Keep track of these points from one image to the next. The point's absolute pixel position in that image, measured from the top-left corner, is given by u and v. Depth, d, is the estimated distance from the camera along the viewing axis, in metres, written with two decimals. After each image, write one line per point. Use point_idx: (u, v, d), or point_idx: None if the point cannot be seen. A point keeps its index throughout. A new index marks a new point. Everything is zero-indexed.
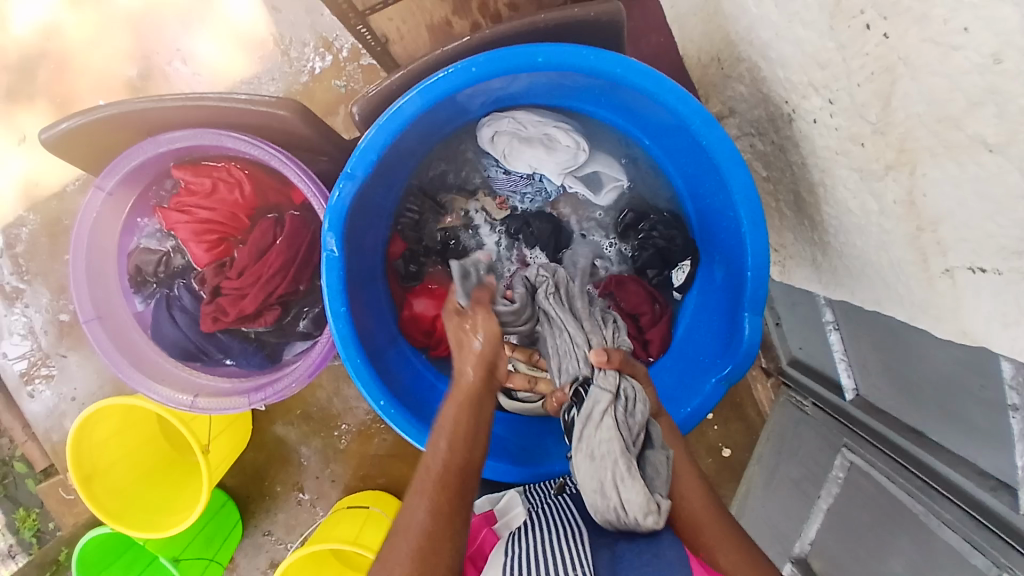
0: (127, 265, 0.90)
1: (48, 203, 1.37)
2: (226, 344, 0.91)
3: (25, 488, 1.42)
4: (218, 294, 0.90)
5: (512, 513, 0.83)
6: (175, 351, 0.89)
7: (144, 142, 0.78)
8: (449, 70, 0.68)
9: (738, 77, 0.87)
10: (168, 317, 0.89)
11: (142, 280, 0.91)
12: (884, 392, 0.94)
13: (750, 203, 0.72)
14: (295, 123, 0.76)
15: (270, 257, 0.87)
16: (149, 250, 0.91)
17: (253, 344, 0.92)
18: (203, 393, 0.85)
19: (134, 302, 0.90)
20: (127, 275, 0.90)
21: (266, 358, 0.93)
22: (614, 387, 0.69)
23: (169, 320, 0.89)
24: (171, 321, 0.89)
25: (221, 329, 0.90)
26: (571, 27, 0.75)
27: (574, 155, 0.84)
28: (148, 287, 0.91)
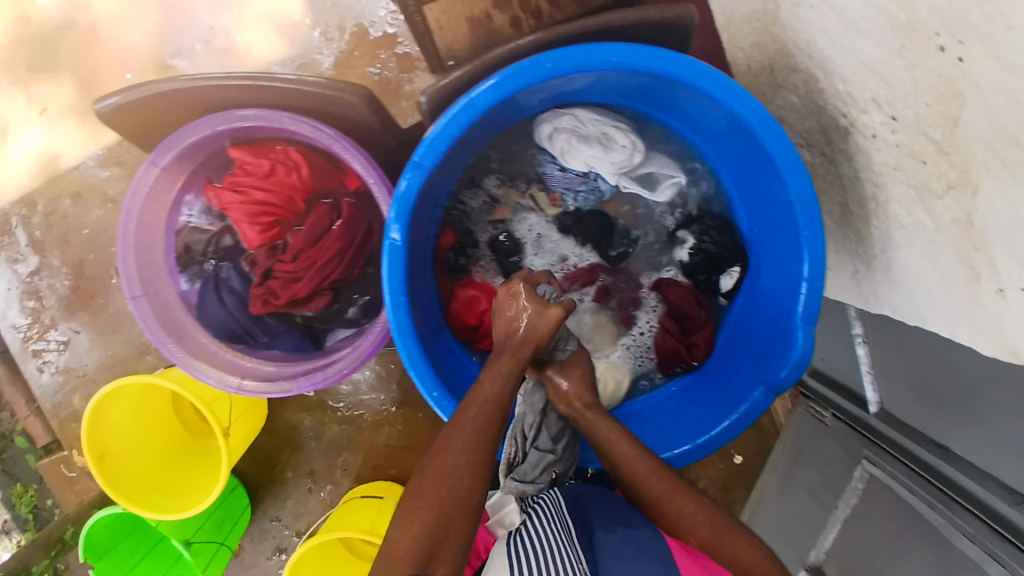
0: (176, 243, 0.88)
1: (67, 175, 1.34)
2: (273, 329, 0.89)
3: (25, 463, 1.41)
4: (268, 276, 0.89)
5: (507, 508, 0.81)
6: (218, 331, 0.87)
7: (204, 119, 0.76)
8: (523, 64, 0.68)
9: (791, 87, 0.88)
10: (216, 297, 0.87)
11: (187, 260, 0.89)
12: (909, 405, 0.96)
13: (809, 212, 0.70)
14: (357, 108, 0.75)
15: (326, 242, 0.86)
16: (198, 229, 0.89)
17: (297, 326, 0.91)
18: (250, 375, 0.83)
19: (179, 281, 0.89)
20: (174, 253, 0.89)
21: (309, 343, 0.90)
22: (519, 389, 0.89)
23: (216, 300, 0.87)
24: (219, 301, 0.87)
25: (270, 313, 0.89)
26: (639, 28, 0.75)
27: (629, 156, 0.82)
28: (194, 266, 0.90)
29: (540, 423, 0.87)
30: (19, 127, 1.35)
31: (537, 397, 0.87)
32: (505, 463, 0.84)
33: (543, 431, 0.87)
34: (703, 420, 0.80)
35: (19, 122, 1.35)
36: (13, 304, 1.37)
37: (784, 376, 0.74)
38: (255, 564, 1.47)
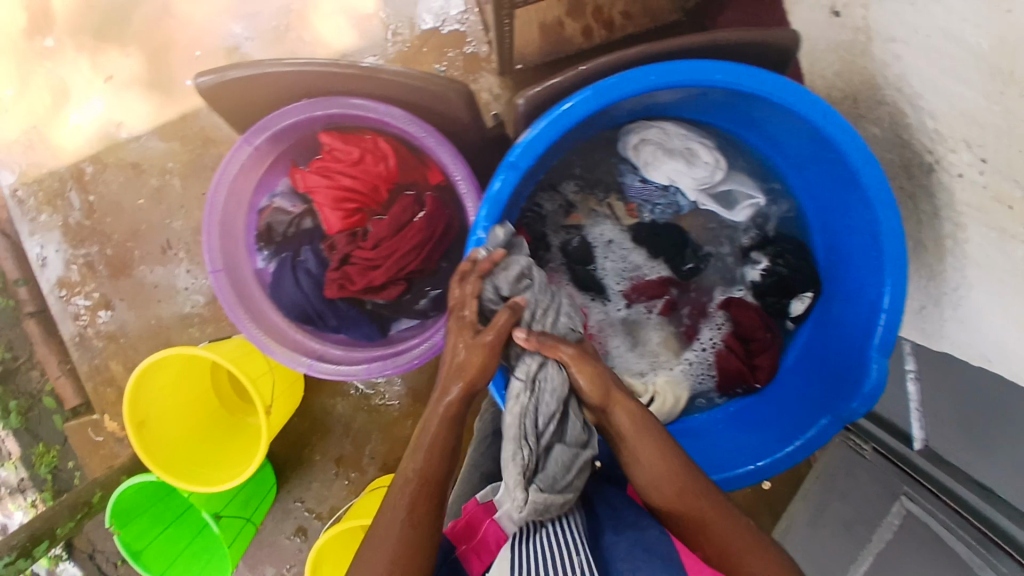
0: (257, 222, 0.90)
1: (127, 144, 1.35)
2: (344, 314, 0.90)
3: (51, 423, 1.44)
4: (345, 262, 0.89)
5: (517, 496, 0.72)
6: (290, 311, 0.89)
7: (301, 104, 0.77)
8: (628, 75, 0.69)
9: (874, 119, 0.88)
10: (292, 278, 0.88)
11: (266, 239, 0.90)
12: (954, 443, 0.97)
13: (895, 246, 0.71)
14: (453, 103, 0.76)
15: (409, 233, 0.87)
16: (281, 210, 0.90)
17: (366, 312, 0.91)
18: (321, 357, 0.84)
19: (255, 259, 0.90)
20: (254, 231, 0.90)
21: (376, 331, 0.90)
22: (529, 376, 0.71)
23: (293, 280, 0.88)
24: (295, 282, 0.88)
25: (344, 297, 0.89)
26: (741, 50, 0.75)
27: (712, 173, 0.83)
28: (271, 246, 0.91)
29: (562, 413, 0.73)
30: (84, 93, 1.36)
31: (558, 378, 0.72)
32: (522, 472, 0.65)
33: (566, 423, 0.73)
34: (764, 445, 0.80)
35: (83, 88, 1.36)
36: (61, 265, 1.39)
37: (855, 406, 0.74)
38: (274, 542, 1.48)
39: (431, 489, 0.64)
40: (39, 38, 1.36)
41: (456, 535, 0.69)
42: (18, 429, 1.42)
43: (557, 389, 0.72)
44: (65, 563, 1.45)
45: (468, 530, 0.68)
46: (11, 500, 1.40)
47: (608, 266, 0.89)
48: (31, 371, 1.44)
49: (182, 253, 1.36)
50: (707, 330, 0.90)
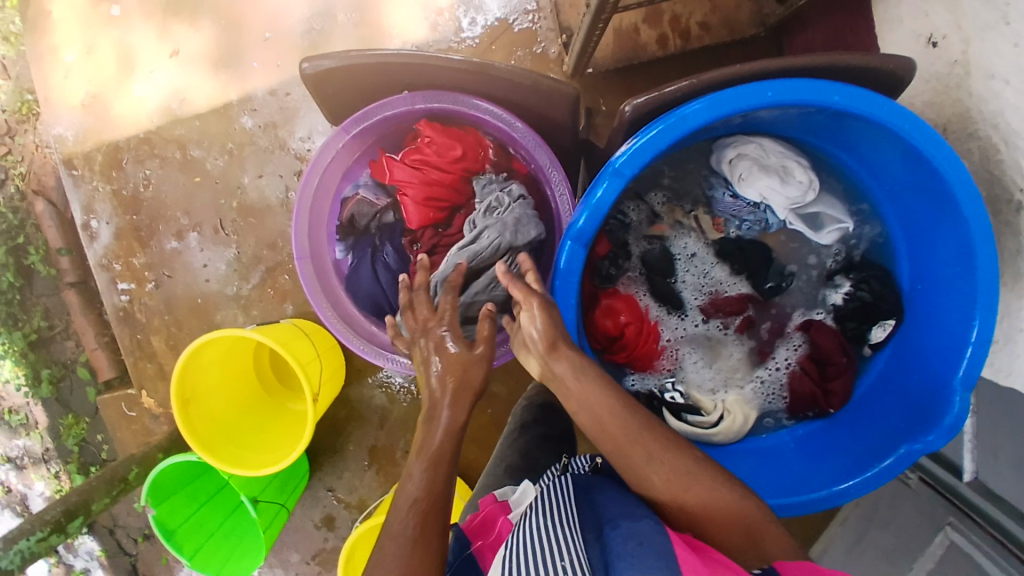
0: (340, 211, 0.89)
1: (189, 121, 1.35)
2: None
3: (84, 395, 1.47)
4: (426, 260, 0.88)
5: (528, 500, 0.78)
6: (365, 304, 0.88)
7: (401, 97, 0.78)
8: (745, 89, 0.69)
9: (962, 152, 0.88)
10: (371, 271, 0.87)
11: (348, 229, 0.90)
12: (1009, 481, 0.96)
13: (992, 280, 0.71)
14: (556, 106, 0.76)
15: None
16: (365, 201, 0.88)
17: None
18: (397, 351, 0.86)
19: (335, 248, 0.90)
20: (337, 220, 0.90)
21: None
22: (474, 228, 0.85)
23: (371, 273, 0.87)
24: (373, 275, 0.87)
25: None
26: (853, 73, 0.74)
27: (804, 192, 0.82)
28: (351, 237, 0.90)
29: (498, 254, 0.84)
30: (150, 65, 1.37)
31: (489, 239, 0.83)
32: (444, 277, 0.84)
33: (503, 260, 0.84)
34: (832, 471, 0.80)
35: (149, 62, 1.37)
36: (111, 236, 1.39)
37: (931, 438, 0.74)
38: (301, 529, 1.48)
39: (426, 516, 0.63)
40: (110, 8, 1.37)
41: (471, 531, 0.77)
42: (49, 399, 1.46)
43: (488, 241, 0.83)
44: (85, 537, 1.46)
45: (484, 527, 0.76)
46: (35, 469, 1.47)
47: (686, 277, 0.89)
48: (66, 341, 1.47)
49: (234, 233, 1.35)
50: (783, 350, 0.89)
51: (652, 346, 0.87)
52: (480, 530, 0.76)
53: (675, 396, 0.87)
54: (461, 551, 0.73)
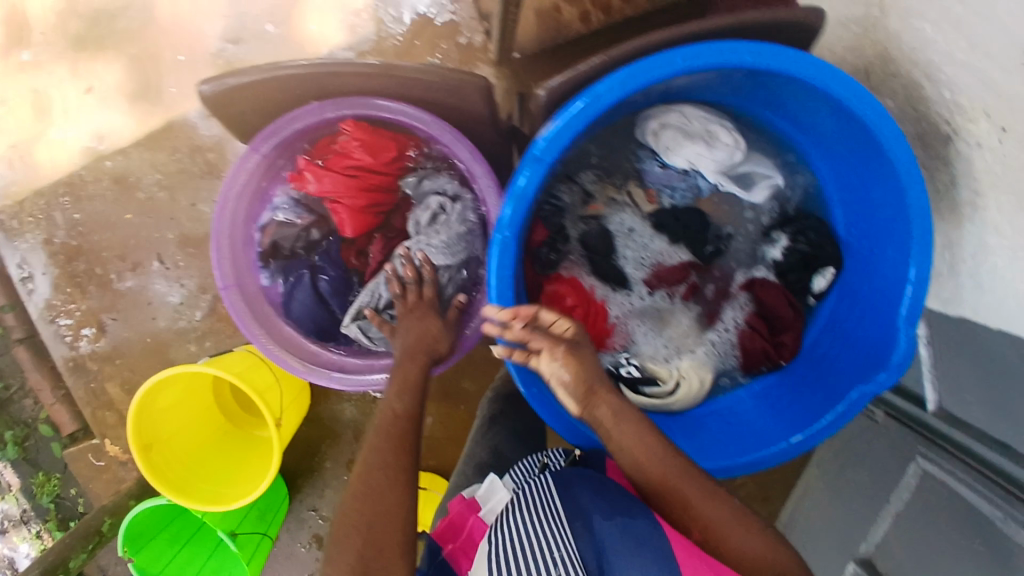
0: (261, 237, 0.85)
1: (115, 157, 1.30)
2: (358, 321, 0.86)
3: (50, 451, 1.40)
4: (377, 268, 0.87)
5: (498, 498, 0.79)
6: (310, 327, 0.86)
7: (311, 105, 0.75)
8: (653, 59, 0.67)
9: (887, 91, 0.87)
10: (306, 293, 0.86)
11: (271, 255, 0.86)
12: (972, 408, 0.98)
13: (923, 218, 0.70)
14: (473, 99, 0.74)
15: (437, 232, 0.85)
16: (286, 224, 0.86)
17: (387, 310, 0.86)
18: (343, 367, 0.82)
19: (261, 276, 0.85)
20: (258, 248, 0.85)
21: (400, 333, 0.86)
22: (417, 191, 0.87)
23: (307, 294, 0.86)
24: (310, 296, 0.86)
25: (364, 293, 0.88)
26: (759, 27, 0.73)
27: (732, 153, 0.81)
28: (277, 262, 0.86)
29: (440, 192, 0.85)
30: (65, 106, 1.31)
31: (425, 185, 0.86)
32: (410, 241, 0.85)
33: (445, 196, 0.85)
34: (792, 425, 0.80)
35: (65, 102, 1.31)
36: (51, 284, 1.34)
37: (882, 379, 0.74)
38: (290, 554, 1.45)
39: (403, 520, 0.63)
40: (14, 49, 1.30)
41: (440, 534, 0.75)
42: (18, 460, 1.40)
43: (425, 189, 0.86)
44: None
45: (452, 529, 0.76)
46: (16, 532, 1.40)
47: (629, 247, 0.87)
48: (25, 399, 1.38)
49: (178, 266, 1.31)
50: (729, 311, 0.89)
51: (600, 327, 0.86)
52: (449, 533, 0.75)
53: (631, 370, 0.86)
54: (433, 558, 0.73)
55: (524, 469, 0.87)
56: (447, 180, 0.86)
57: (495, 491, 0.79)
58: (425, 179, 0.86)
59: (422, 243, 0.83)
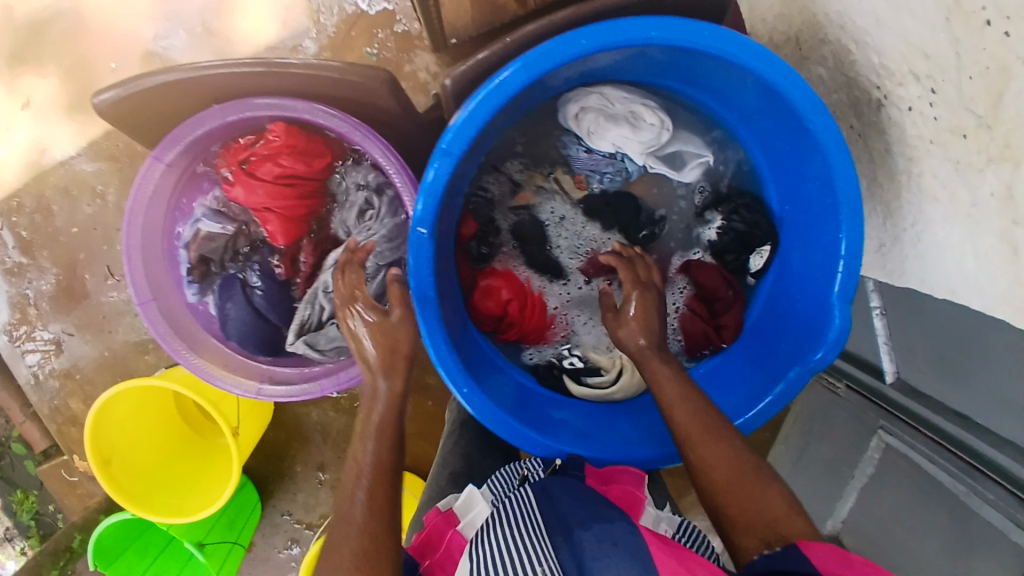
0: (184, 251, 0.82)
1: (57, 172, 1.27)
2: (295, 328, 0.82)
3: (24, 470, 1.41)
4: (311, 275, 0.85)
5: (475, 510, 0.73)
6: (254, 342, 0.82)
7: (210, 109, 0.72)
8: (556, 41, 0.64)
9: (819, 60, 0.85)
10: (237, 304, 0.82)
11: (202, 270, 0.82)
12: (927, 376, 0.97)
13: (850, 190, 0.69)
14: (383, 95, 0.71)
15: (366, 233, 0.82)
16: (210, 236, 0.82)
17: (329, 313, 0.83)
18: (271, 379, 0.80)
19: (187, 293, 0.82)
20: (184, 264, 0.82)
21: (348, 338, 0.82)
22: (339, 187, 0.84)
23: (238, 307, 0.82)
24: (240, 307, 0.82)
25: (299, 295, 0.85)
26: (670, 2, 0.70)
27: (658, 134, 0.81)
28: (205, 275, 0.83)
29: (359, 188, 0.83)
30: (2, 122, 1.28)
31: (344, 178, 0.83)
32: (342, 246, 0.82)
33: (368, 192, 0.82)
34: (735, 405, 0.79)
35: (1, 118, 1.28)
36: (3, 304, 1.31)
37: (821, 357, 0.72)
38: (268, 558, 1.45)
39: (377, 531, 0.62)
40: None
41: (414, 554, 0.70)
42: None
43: (347, 185, 0.83)
44: None
45: (428, 545, 0.70)
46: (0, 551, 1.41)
47: (561, 236, 0.87)
48: None
49: None
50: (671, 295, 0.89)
51: (538, 321, 0.87)
52: (425, 551, 0.70)
53: (574, 362, 0.89)
54: None
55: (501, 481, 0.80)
56: (368, 172, 0.82)
57: (473, 503, 0.74)
58: (345, 175, 0.83)
59: (363, 249, 0.80)
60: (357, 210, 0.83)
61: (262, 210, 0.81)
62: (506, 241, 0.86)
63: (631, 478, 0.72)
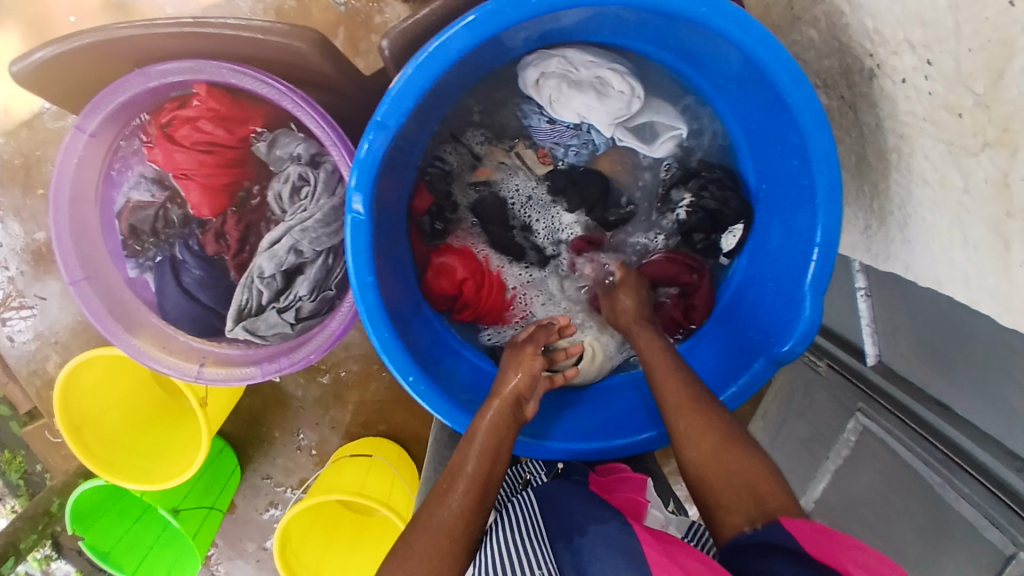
0: (117, 224, 0.79)
1: (15, 130, 1.20)
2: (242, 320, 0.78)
3: (9, 430, 1.37)
4: (243, 245, 0.81)
5: None
6: (189, 324, 0.80)
7: (132, 75, 0.67)
8: (503, 0, 0.57)
9: (811, 21, 0.77)
10: (174, 282, 0.80)
11: (134, 242, 0.80)
12: (912, 362, 0.92)
13: (829, 173, 0.63)
14: (313, 57, 0.67)
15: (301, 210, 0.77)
16: (141, 205, 0.79)
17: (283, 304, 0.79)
18: (210, 360, 0.78)
19: (125, 267, 0.80)
20: (117, 236, 0.79)
21: (291, 322, 0.78)
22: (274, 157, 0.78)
23: (175, 284, 0.80)
24: (177, 285, 0.80)
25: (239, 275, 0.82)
26: None
27: (627, 103, 0.76)
28: (141, 250, 0.80)
29: (298, 160, 0.77)
30: None
31: (282, 147, 0.78)
32: (280, 224, 0.76)
33: (305, 165, 0.77)
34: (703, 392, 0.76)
35: None
36: None
37: (790, 348, 0.69)
38: (249, 519, 1.47)
39: (479, 493, 0.63)
40: None
41: None
42: None
43: (284, 154, 0.78)
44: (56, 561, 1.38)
45: None
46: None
47: (521, 212, 0.83)
48: None
49: None
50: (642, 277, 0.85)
51: (493, 302, 0.83)
52: None
53: None
54: None
55: (507, 482, 0.83)
56: (299, 144, 0.77)
57: None
58: (283, 145, 0.78)
59: (297, 235, 0.75)
60: (296, 186, 0.77)
61: (181, 175, 0.78)
62: (464, 216, 0.83)
63: (631, 486, 0.76)
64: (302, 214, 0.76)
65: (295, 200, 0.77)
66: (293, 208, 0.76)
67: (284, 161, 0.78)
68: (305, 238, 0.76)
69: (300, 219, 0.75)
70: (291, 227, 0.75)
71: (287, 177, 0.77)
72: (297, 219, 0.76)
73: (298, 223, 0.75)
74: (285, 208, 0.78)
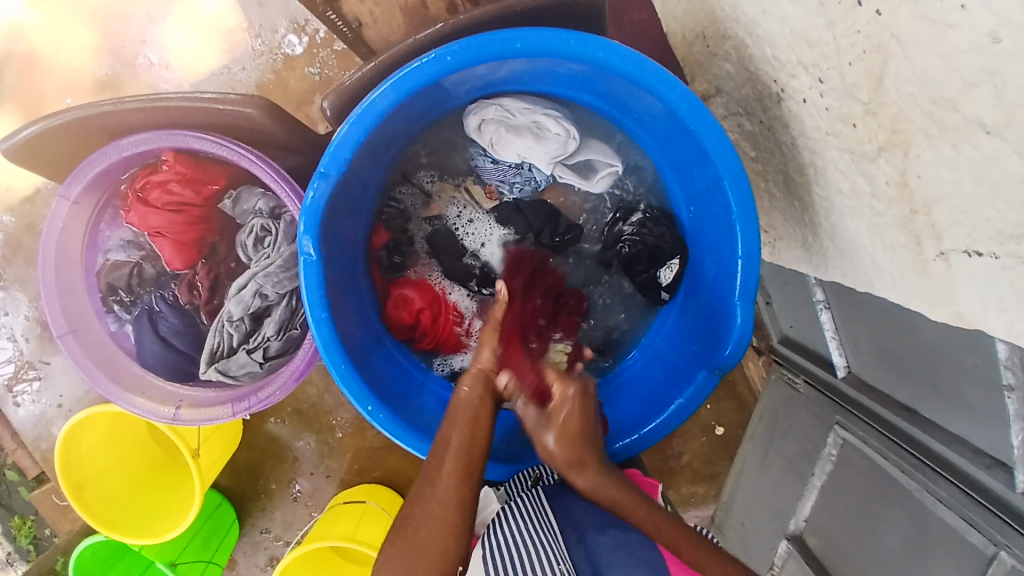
0: (98, 283, 0.88)
1: (20, 206, 1.29)
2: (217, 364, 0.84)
3: (19, 496, 1.37)
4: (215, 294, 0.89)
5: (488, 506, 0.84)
6: (166, 370, 0.87)
7: (107, 148, 0.76)
8: (424, 58, 0.64)
9: (724, 55, 0.84)
10: (152, 333, 0.87)
11: (113, 299, 0.89)
12: (875, 369, 0.95)
13: (739, 190, 0.70)
14: (264, 121, 0.76)
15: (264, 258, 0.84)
16: (117, 265, 0.88)
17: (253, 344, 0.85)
18: (186, 404, 0.84)
19: (106, 322, 0.88)
20: (98, 293, 0.88)
21: (260, 360, 0.85)
22: (237, 211, 0.86)
23: (153, 337, 0.87)
24: (156, 336, 0.87)
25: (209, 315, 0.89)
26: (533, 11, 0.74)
27: (563, 144, 0.82)
28: (121, 307, 0.89)
29: (261, 213, 0.85)
30: None
31: (246, 202, 0.86)
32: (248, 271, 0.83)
33: (267, 216, 0.85)
34: (652, 411, 0.81)
35: None
36: None
37: (729, 354, 0.74)
38: None
39: (464, 474, 0.67)
40: None
41: None
42: None
43: (248, 208, 0.86)
44: None
45: None
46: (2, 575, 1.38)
47: (472, 242, 0.91)
48: None
49: None
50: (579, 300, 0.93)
51: (450, 330, 0.89)
52: None
53: None
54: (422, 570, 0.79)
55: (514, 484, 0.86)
56: (259, 199, 0.85)
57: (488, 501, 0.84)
58: (246, 201, 0.86)
59: (260, 279, 0.82)
60: (259, 235, 0.85)
61: (155, 234, 0.86)
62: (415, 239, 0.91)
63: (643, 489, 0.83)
64: (265, 260, 0.83)
65: (260, 248, 0.85)
66: (258, 254, 0.84)
67: (248, 214, 0.86)
68: (270, 282, 0.83)
69: (264, 265, 0.82)
70: (257, 271, 0.82)
71: (251, 228, 0.85)
72: (262, 264, 0.83)
73: (263, 268, 0.82)
74: (252, 254, 0.85)
